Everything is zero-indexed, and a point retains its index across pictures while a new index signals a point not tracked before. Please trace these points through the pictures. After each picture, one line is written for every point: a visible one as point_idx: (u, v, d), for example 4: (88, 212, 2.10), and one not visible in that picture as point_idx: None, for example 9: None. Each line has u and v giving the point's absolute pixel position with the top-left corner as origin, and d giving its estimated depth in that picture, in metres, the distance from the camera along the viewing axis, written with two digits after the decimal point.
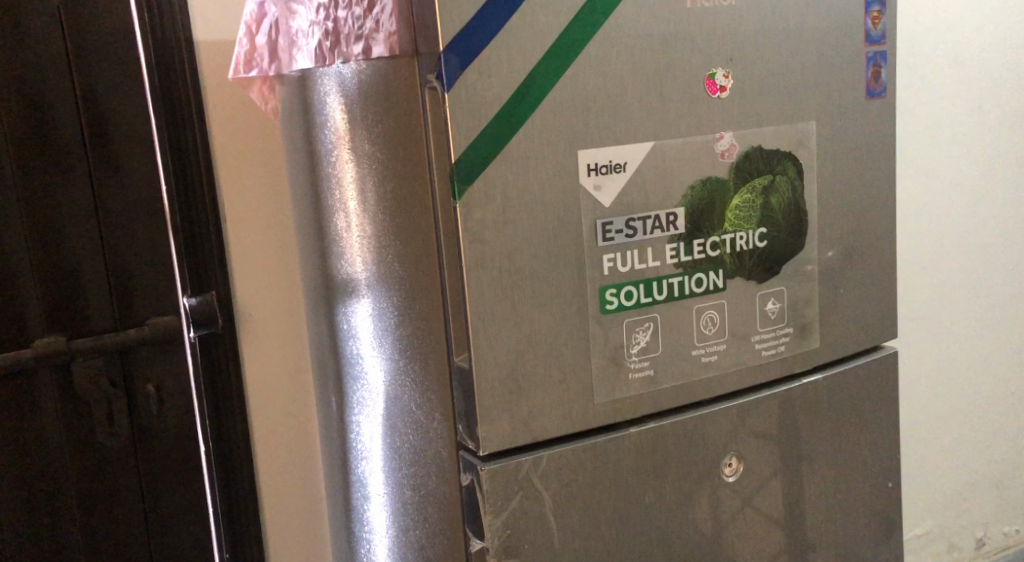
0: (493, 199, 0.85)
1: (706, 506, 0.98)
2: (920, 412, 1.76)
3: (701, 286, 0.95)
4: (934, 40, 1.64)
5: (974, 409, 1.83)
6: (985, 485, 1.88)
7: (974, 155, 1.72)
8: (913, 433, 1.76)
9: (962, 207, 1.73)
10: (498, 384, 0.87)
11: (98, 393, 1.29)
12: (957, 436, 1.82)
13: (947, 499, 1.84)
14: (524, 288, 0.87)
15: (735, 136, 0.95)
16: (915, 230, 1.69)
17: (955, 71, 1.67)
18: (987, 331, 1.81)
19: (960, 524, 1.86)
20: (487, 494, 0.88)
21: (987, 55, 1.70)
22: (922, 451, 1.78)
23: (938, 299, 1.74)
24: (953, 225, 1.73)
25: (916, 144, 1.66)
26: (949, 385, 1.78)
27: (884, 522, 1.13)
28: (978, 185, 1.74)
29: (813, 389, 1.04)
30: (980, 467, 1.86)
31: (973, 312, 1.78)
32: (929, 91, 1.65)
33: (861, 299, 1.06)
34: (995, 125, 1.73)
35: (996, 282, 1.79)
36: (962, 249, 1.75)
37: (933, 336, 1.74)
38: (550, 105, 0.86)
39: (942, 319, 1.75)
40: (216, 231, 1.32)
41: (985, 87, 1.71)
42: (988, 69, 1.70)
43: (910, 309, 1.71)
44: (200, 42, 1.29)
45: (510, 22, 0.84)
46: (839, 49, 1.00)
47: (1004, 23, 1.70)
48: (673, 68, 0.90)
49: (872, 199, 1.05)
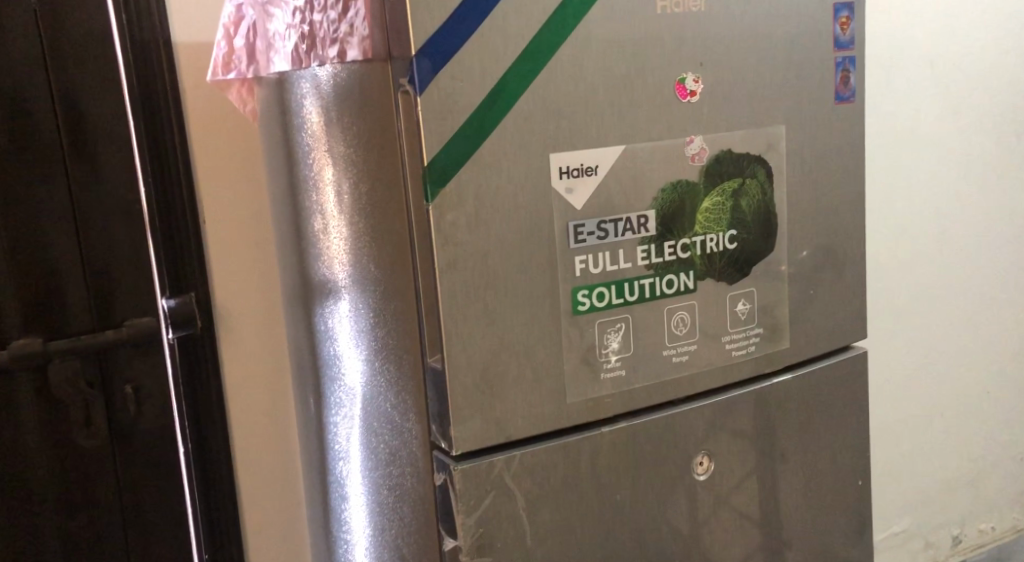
0: (465, 201, 0.86)
1: (679, 507, 1.00)
2: (895, 412, 1.79)
3: (672, 287, 0.96)
4: (908, 46, 1.67)
5: (950, 409, 1.85)
6: (961, 484, 1.90)
7: (948, 158, 1.75)
8: (888, 431, 1.79)
9: (936, 208, 1.76)
10: (471, 384, 0.88)
11: (76, 394, 1.30)
12: (933, 436, 1.84)
13: (923, 497, 1.86)
14: (496, 289, 0.88)
15: (705, 140, 0.96)
16: (889, 231, 1.71)
17: (929, 76, 1.70)
18: (963, 331, 1.83)
19: (936, 521, 1.89)
20: (459, 493, 0.89)
21: (959, 57, 1.72)
22: (897, 449, 1.81)
23: (912, 300, 1.76)
24: (927, 226, 1.75)
25: (889, 145, 1.68)
26: (924, 385, 1.81)
27: (855, 521, 1.14)
28: (952, 186, 1.76)
29: (783, 389, 1.05)
30: (955, 464, 1.88)
31: (948, 311, 1.81)
32: (901, 93, 1.68)
33: (831, 299, 1.08)
34: (968, 126, 1.76)
35: (970, 283, 1.82)
36: (936, 249, 1.77)
37: (907, 336, 1.77)
38: (522, 109, 0.87)
39: (917, 319, 1.78)
40: (195, 233, 1.34)
41: (959, 89, 1.73)
42: (962, 74, 1.73)
43: (885, 311, 1.73)
44: (178, 44, 1.31)
45: (483, 27, 0.85)
46: (808, 54, 1.02)
47: (977, 29, 1.73)
48: (645, 73, 0.92)
49: (842, 202, 1.07)
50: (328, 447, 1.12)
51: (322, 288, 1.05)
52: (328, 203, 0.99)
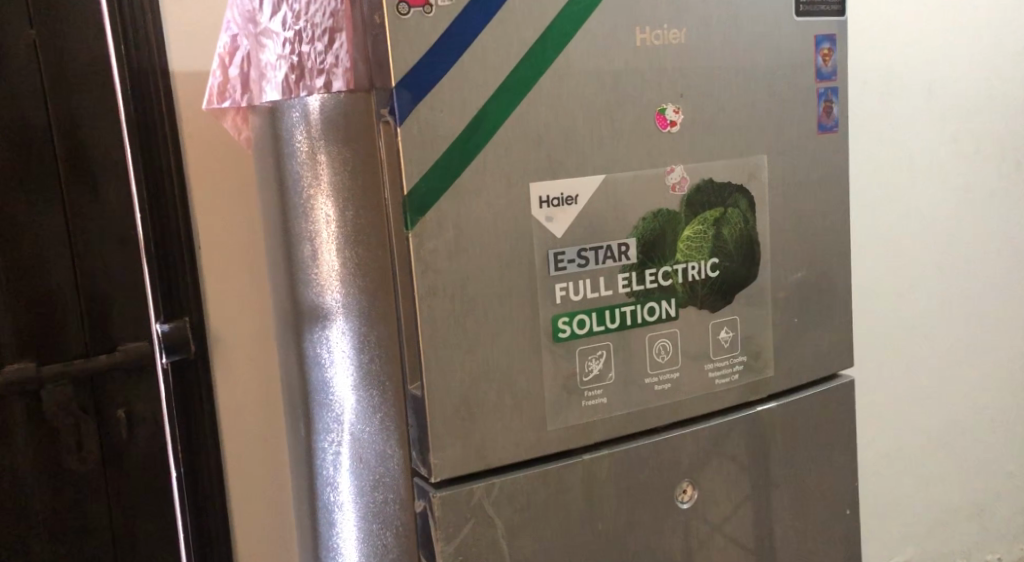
0: (445, 230, 0.87)
1: (662, 535, 0.99)
2: (896, 439, 1.78)
3: (653, 315, 0.97)
4: (903, 75, 1.68)
5: (954, 437, 1.85)
6: (966, 514, 1.89)
7: (948, 186, 1.76)
8: (889, 459, 1.78)
9: (934, 234, 1.76)
10: (450, 411, 0.89)
11: (68, 419, 1.31)
12: (935, 464, 1.83)
13: (928, 526, 1.85)
14: (476, 317, 0.89)
15: (686, 170, 0.97)
16: (885, 258, 1.72)
17: (926, 104, 1.71)
18: (963, 359, 1.83)
19: (942, 551, 1.88)
20: (439, 520, 0.89)
21: (958, 87, 1.74)
22: (900, 477, 1.80)
23: (912, 328, 1.76)
24: (926, 253, 1.76)
25: (883, 172, 1.69)
26: (926, 412, 1.81)
27: (845, 549, 1.14)
28: (949, 213, 1.77)
29: (767, 417, 1.05)
30: (960, 493, 1.87)
31: (948, 338, 1.80)
32: (897, 121, 1.69)
33: (817, 326, 1.09)
34: (964, 153, 1.76)
35: (970, 310, 1.82)
36: (937, 275, 1.77)
37: (909, 363, 1.77)
38: (502, 140, 0.88)
39: (917, 346, 1.77)
40: (189, 258, 1.38)
41: (954, 116, 1.74)
42: (961, 102, 1.74)
43: (883, 337, 1.73)
44: (175, 74, 1.36)
45: (462, 59, 0.86)
46: (789, 85, 1.03)
47: (974, 58, 1.74)
48: (626, 104, 0.93)
49: (826, 230, 1.08)
50: (317, 472, 1.13)
51: (311, 313, 1.06)
52: (312, 230, 1.01)
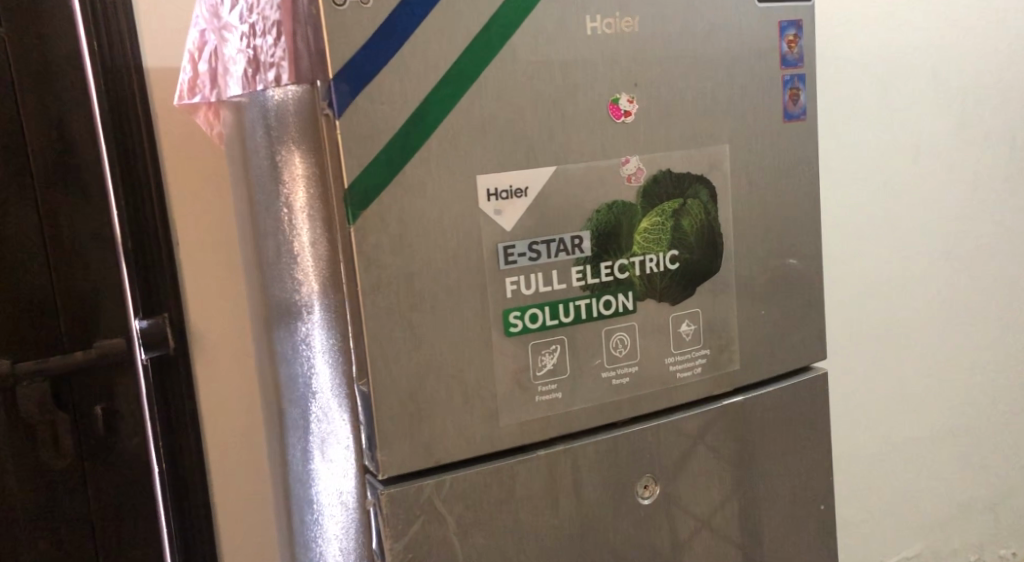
0: (388, 224, 0.86)
1: (622, 532, 0.98)
2: (898, 433, 1.74)
3: (609, 308, 0.95)
4: (908, 58, 1.63)
5: (960, 428, 1.80)
6: (974, 505, 1.85)
7: (953, 171, 1.71)
8: (893, 452, 1.74)
9: (935, 222, 1.71)
10: (397, 408, 0.88)
11: (45, 417, 1.31)
12: (941, 457, 1.79)
13: (935, 519, 1.81)
14: (423, 312, 0.88)
15: (642, 160, 0.95)
16: (886, 245, 1.67)
17: (932, 86, 1.66)
18: (966, 350, 1.78)
19: (949, 544, 1.84)
20: (387, 516, 0.89)
21: (966, 70, 1.68)
22: (904, 470, 1.76)
23: (914, 318, 1.72)
24: (931, 241, 1.71)
25: (882, 158, 1.64)
26: (931, 404, 1.76)
27: (821, 546, 1.12)
28: (956, 199, 1.72)
29: (734, 411, 1.03)
30: (967, 485, 1.83)
31: (949, 329, 1.75)
32: (900, 105, 1.64)
33: (787, 317, 1.07)
34: (966, 139, 1.71)
35: (976, 298, 1.77)
36: (943, 263, 1.73)
37: (913, 354, 1.73)
38: (446, 133, 0.87)
39: (921, 337, 1.73)
40: (168, 257, 1.37)
41: (958, 100, 1.69)
42: (966, 85, 1.69)
43: (884, 328, 1.69)
44: (150, 71, 1.34)
45: (402, 51, 0.85)
46: (752, 73, 1.01)
47: (979, 39, 1.69)
48: (575, 94, 0.91)
49: (795, 218, 1.06)
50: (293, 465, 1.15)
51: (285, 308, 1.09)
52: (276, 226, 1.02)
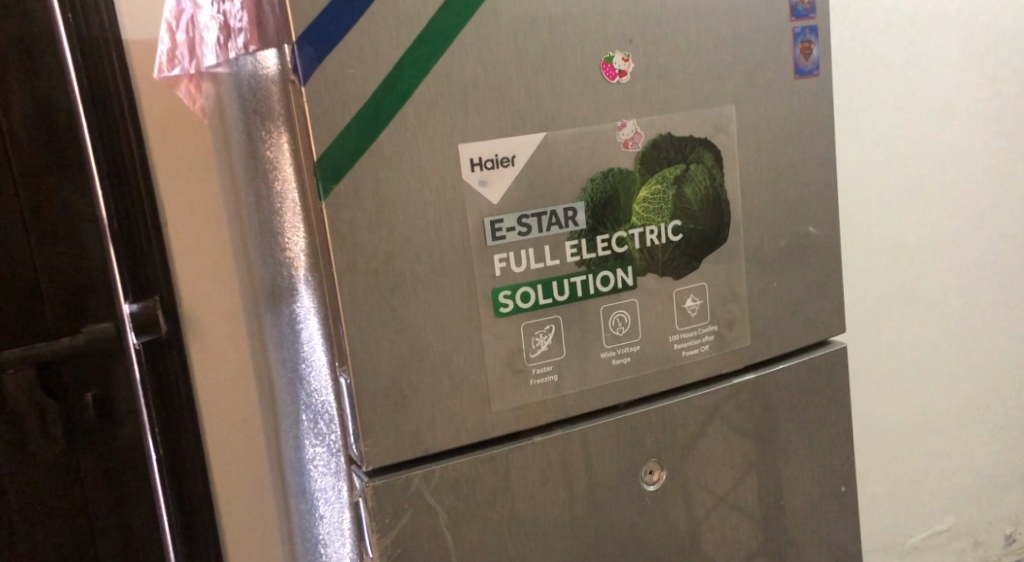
0: (363, 199, 0.81)
1: (627, 521, 0.92)
2: (927, 403, 1.66)
3: (608, 285, 0.89)
4: (932, 8, 1.53)
5: (995, 398, 1.71)
6: (1012, 478, 1.75)
7: (984, 127, 1.60)
8: (921, 423, 1.66)
9: (966, 182, 1.61)
10: (379, 395, 0.83)
11: (32, 407, 1.22)
12: (975, 428, 1.70)
13: (969, 493, 1.72)
14: (405, 292, 0.82)
15: (639, 124, 0.89)
16: (912, 207, 1.58)
17: (958, 38, 1.56)
18: (1001, 315, 1.68)
19: (987, 519, 1.75)
20: (373, 510, 0.84)
21: (996, 18, 1.58)
22: (935, 442, 1.67)
23: (945, 284, 1.63)
24: (961, 202, 1.61)
25: (906, 115, 1.55)
26: (962, 373, 1.67)
27: (844, 530, 1.05)
28: (988, 156, 1.62)
29: (747, 391, 0.97)
30: (1005, 457, 1.74)
31: (980, 295, 1.66)
32: (923, 59, 1.54)
33: (805, 289, 0.99)
34: (996, 92, 1.60)
35: (1012, 261, 1.67)
36: (975, 224, 1.63)
37: (942, 322, 1.64)
38: (423, 99, 0.81)
39: (951, 303, 1.64)
40: (157, 237, 1.26)
41: (988, 50, 1.58)
42: (997, 33, 1.58)
43: (910, 294, 1.61)
44: (129, 41, 1.22)
45: (371, 12, 0.79)
46: (759, 25, 0.93)
47: None
48: (562, 54, 0.85)
49: (811, 182, 0.98)
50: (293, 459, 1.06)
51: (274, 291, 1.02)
52: (269, 203, 0.96)
